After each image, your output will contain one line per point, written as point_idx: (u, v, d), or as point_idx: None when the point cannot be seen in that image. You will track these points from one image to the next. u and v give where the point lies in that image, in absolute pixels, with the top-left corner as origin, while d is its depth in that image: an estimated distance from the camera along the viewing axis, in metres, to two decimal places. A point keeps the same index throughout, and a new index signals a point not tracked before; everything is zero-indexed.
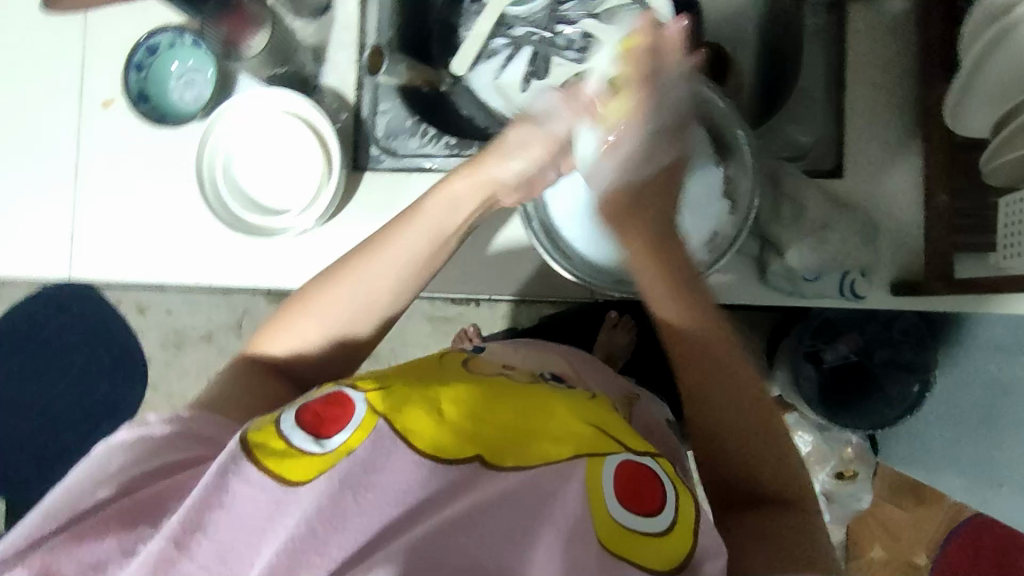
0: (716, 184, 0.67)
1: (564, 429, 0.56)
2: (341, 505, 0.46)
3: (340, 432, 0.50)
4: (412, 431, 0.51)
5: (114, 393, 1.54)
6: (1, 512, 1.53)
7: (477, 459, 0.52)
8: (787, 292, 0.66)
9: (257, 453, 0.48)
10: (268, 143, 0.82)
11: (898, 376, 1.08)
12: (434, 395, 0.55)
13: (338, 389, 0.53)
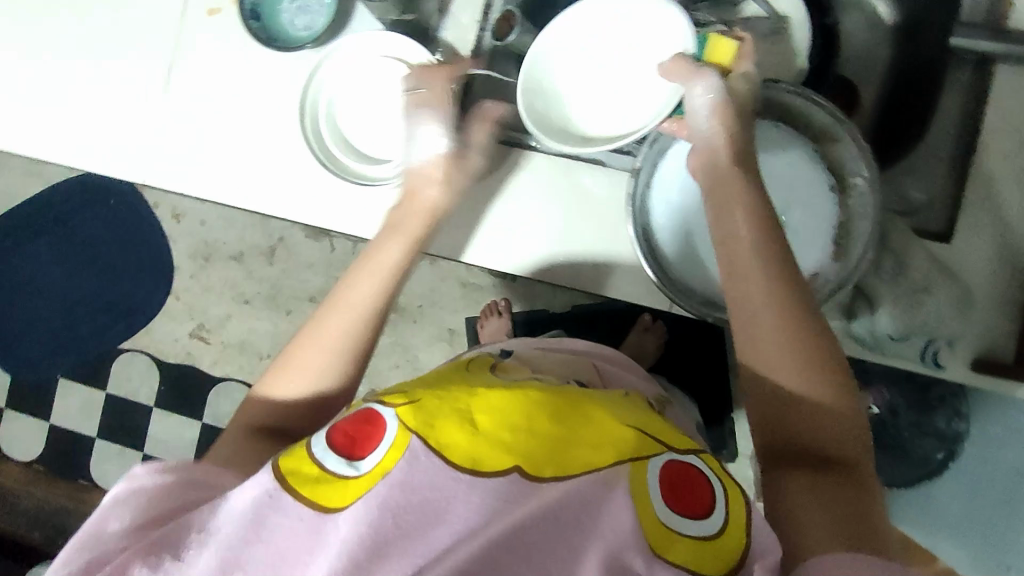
0: (830, 214, 0.62)
1: (603, 437, 0.52)
2: (382, 535, 0.46)
3: (373, 452, 0.50)
4: (447, 445, 0.50)
5: (136, 293, 1.53)
6: (9, 387, 1.56)
7: (516, 469, 0.49)
8: (866, 347, 0.64)
9: (290, 482, 0.49)
10: (365, 86, 0.73)
11: (924, 440, 1.06)
12: (468, 402, 0.53)
13: (365, 408, 0.53)
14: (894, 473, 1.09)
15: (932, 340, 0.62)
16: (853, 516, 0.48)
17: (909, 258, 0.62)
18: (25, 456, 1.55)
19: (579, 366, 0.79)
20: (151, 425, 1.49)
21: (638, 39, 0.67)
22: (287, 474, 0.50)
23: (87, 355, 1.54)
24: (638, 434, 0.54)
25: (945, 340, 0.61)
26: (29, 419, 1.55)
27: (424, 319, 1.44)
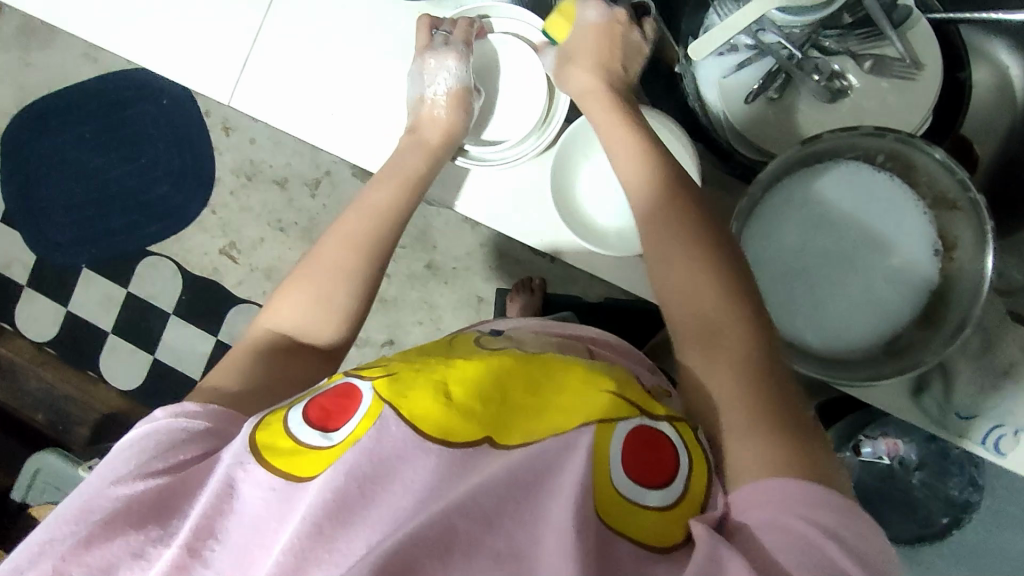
0: (920, 273, 0.59)
1: (566, 402, 0.50)
2: (347, 500, 0.46)
3: (346, 425, 0.50)
4: (420, 415, 0.49)
5: (171, 196, 1.51)
6: (32, 264, 1.55)
7: (485, 441, 0.48)
8: (933, 421, 0.61)
9: (265, 455, 0.49)
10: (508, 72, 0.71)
11: (933, 502, 1.05)
12: (445, 375, 0.51)
13: (344, 381, 0.53)
14: (895, 528, 1.07)
15: (1001, 425, 0.60)
16: (795, 471, 0.45)
17: (999, 340, 0.60)
18: (35, 336, 1.55)
19: (575, 346, 0.71)
20: (166, 330, 1.49)
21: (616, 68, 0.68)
22: (263, 449, 0.50)
23: (114, 250, 1.53)
24: (613, 396, 0.50)
25: (1013, 428, 0.60)
26: (47, 302, 1.54)
27: (455, 281, 1.42)
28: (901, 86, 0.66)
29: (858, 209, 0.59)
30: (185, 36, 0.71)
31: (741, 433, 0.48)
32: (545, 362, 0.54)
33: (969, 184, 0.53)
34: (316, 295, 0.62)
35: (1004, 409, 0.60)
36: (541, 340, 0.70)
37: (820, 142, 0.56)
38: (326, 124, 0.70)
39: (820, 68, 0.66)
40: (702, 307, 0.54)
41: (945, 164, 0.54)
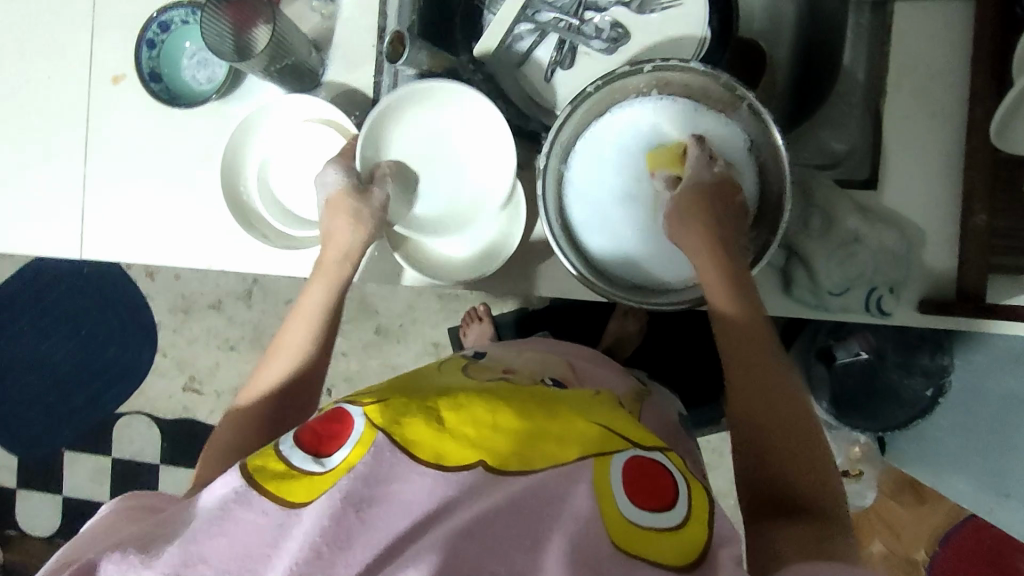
0: (748, 171, 0.58)
1: (558, 428, 0.45)
2: (344, 523, 0.37)
3: (341, 448, 0.41)
4: (415, 441, 0.41)
5: (124, 355, 1.48)
6: (14, 468, 1.52)
7: (480, 463, 0.41)
8: (811, 306, 0.63)
9: (257, 479, 0.40)
10: (302, 153, 0.68)
11: (910, 380, 1.00)
12: (436, 401, 0.44)
13: (335, 407, 0.45)
14: (883, 418, 1.02)
15: (875, 288, 0.61)
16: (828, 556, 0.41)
17: (835, 213, 0.61)
18: (43, 533, 1.50)
19: (553, 359, 0.66)
20: (159, 480, 1.43)
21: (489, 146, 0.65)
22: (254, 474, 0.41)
23: (86, 424, 1.49)
24: (606, 430, 0.47)
25: (886, 286, 0.61)
26: (41, 497, 1.50)
27: (408, 336, 1.40)
28: (669, 16, 0.68)
29: (649, 135, 0.60)
30: (26, 210, 0.73)
31: (803, 564, 0.41)
32: (544, 402, 0.48)
33: (737, 85, 0.54)
34: (281, 360, 0.59)
35: (871, 276, 0.61)
36: (521, 358, 0.64)
37: (617, 75, 0.56)
38: (169, 242, 0.70)
39: (597, 28, 0.70)
40: (782, 425, 0.47)
41: (708, 72, 0.54)
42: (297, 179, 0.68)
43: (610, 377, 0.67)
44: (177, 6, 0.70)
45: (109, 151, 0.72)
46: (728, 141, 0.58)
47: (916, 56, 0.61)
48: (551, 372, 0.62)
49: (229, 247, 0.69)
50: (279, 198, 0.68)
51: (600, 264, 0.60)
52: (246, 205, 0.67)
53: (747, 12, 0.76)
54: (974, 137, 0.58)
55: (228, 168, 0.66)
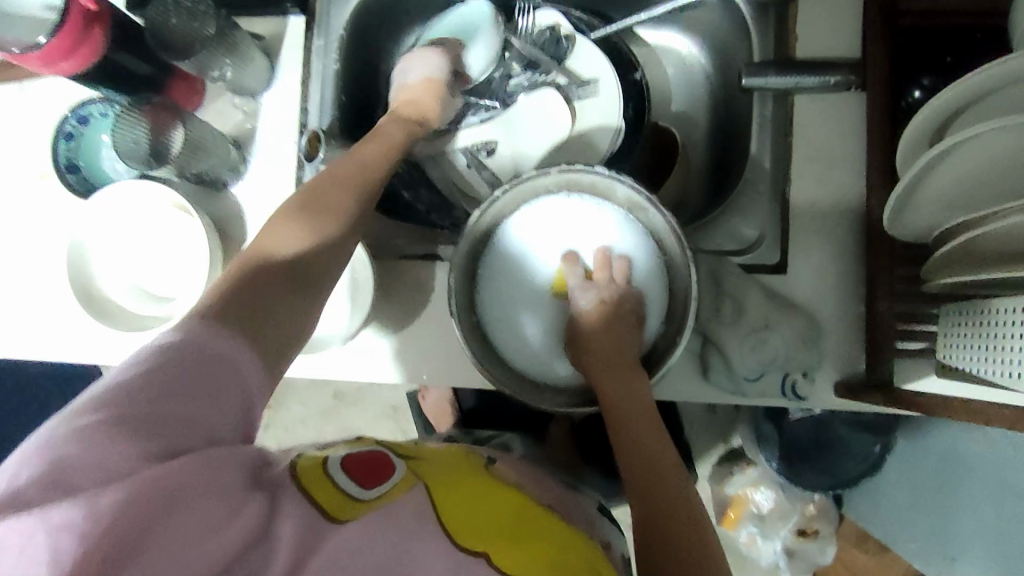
0: (654, 274, 0.60)
1: (556, 555, 0.49)
2: None
3: (378, 486, 0.46)
4: (448, 517, 0.47)
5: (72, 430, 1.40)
6: None
7: (484, 556, 0.45)
8: (730, 392, 0.63)
9: (307, 485, 0.43)
10: (151, 238, 0.67)
11: (862, 436, 1.00)
12: (461, 496, 0.50)
13: (372, 451, 0.50)
14: (839, 473, 1.03)
15: (788, 373, 0.62)
16: None
17: (746, 301, 0.62)
18: None
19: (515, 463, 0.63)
20: None
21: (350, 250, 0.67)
22: (307, 482, 0.43)
23: None
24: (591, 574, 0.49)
25: (800, 371, 0.62)
26: None
27: (366, 401, 1.39)
28: (585, 105, 0.71)
29: (575, 230, 0.61)
30: None
31: None
32: (533, 524, 0.51)
33: (638, 189, 0.55)
34: (303, 216, 0.51)
35: (784, 361, 0.62)
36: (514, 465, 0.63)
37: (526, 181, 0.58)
38: (84, 345, 0.68)
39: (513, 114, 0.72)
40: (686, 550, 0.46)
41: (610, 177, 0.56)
42: (150, 265, 0.68)
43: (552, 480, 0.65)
44: (93, 100, 0.68)
45: (28, 247, 0.70)
46: (649, 246, 0.59)
47: (816, 146, 0.63)
48: (527, 477, 0.61)
49: (135, 344, 0.67)
50: (131, 284, 0.67)
51: (516, 371, 0.60)
52: (99, 297, 0.66)
53: (665, 96, 0.78)
54: (873, 226, 0.60)
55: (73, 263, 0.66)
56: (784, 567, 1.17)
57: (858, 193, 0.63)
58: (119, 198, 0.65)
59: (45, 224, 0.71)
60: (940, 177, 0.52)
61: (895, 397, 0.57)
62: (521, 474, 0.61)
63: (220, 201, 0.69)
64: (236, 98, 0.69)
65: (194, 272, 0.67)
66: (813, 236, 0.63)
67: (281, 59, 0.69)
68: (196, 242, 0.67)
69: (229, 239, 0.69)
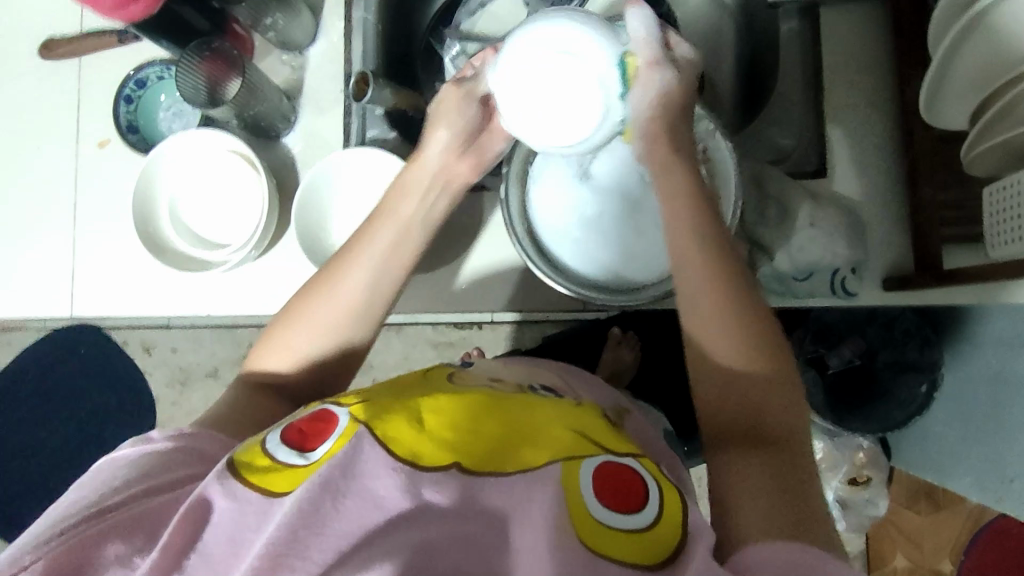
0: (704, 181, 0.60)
1: (535, 433, 0.43)
2: (319, 509, 0.35)
3: (324, 443, 0.40)
4: (393, 438, 0.39)
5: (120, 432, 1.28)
6: None
7: (454, 465, 0.39)
8: (778, 295, 0.65)
9: (242, 471, 0.39)
10: (210, 187, 0.71)
11: (907, 377, 0.99)
12: (417, 403, 0.43)
13: (321, 407, 0.44)
14: (884, 419, 1.00)
15: (837, 270, 0.63)
16: (784, 500, 0.40)
17: (790, 201, 0.64)
18: None
19: (544, 370, 0.63)
20: None
21: (379, 187, 0.69)
22: (242, 466, 0.40)
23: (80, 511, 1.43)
24: (581, 435, 0.44)
25: (849, 267, 0.63)
26: None
27: None
28: None
29: None
30: (17, 274, 0.76)
31: (757, 519, 0.39)
32: (517, 407, 0.46)
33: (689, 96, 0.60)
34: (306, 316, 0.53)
35: (831, 258, 0.63)
36: (511, 367, 0.62)
37: None
38: (154, 294, 0.72)
39: None
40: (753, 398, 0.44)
41: None
42: (207, 211, 0.71)
43: (600, 392, 0.64)
44: (151, 63, 0.73)
45: (96, 209, 0.74)
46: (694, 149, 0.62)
47: (844, 53, 0.66)
48: (539, 381, 0.59)
49: (201, 284, 0.71)
50: (191, 231, 0.70)
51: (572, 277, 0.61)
52: (163, 244, 0.69)
53: None
54: (908, 119, 0.62)
55: (137, 210, 0.68)
56: (839, 523, 1.14)
57: (888, 94, 0.65)
58: (180, 148, 0.69)
59: (110, 187, 0.74)
60: (973, 47, 0.53)
61: (947, 277, 0.57)
62: (529, 381, 0.60)
63: (273, 151, 0.72)
64: (284, 54, 0.73)
65: (250, 216, 0.70)
66: (848, 137, 0.65)
67: (325, 15, 0.73)
68: (249, 186, 0.70)
69: (284, 186, 0.72)
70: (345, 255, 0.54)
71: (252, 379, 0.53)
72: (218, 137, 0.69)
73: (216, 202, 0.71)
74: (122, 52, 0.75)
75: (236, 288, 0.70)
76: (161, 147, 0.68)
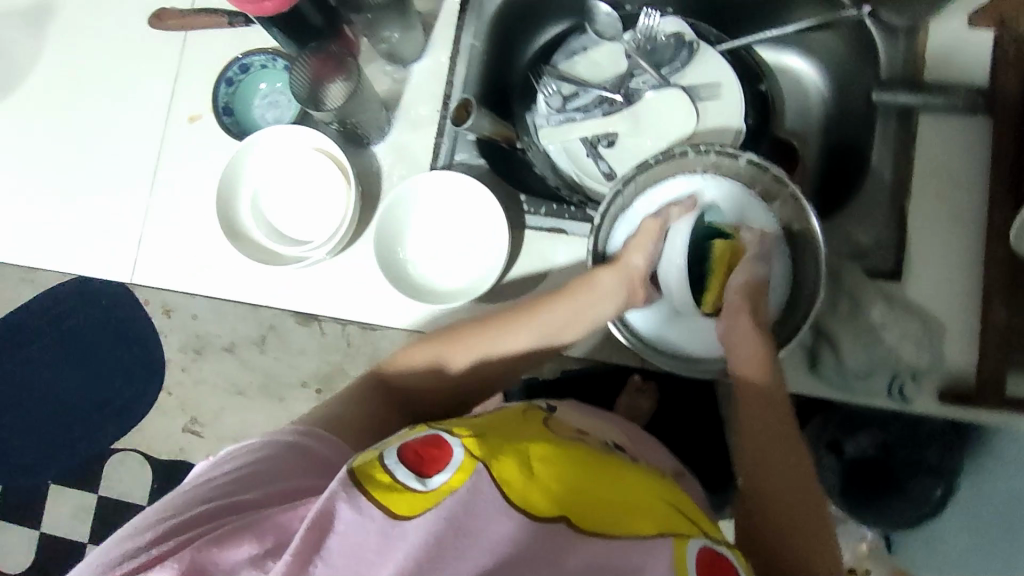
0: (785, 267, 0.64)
1: (636, 501, 0.44)
2: (445, 547, 0.37)
3: (444, 473, 0.41)
4: (509, 481, 0.41)
5: (126, 392, 1.18)
6: None
7: (562, 519, 0.40)
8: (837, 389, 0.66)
9: (365, 482, 0.40)
10: (296, 182, 0.72)
11: (919, 479, 0.95)
12: (526, 451, 0.44)
13: (433, 434, 0.44)
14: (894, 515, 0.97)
15: (897, 375, 0.64)
16: None
17: (863, 299, 0.65)
18: None
19: (610, 426, 0.64)
20: None
21: (461, 211, 0.70)
22: (363, 475, 0.40)
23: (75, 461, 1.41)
24: (677, 513, 0.45)
25: (908, 373, 0.64)
26: None
27: None
28: (709, 106, 0.75)
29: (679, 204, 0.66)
30: (86, 230, 0.76)
31: None
32: (615, 471, 0.47)
33: (781, 175, 0.61)
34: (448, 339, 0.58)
35: (896, 363, 0.64)
36: (582, 418, 0.62)
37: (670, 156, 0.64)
38: (221, 276, 0.73)
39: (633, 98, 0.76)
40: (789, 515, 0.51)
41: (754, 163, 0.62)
42: (288, 205, 0.71)
43: (661, 456, 0.65)
44: (259, 52, 0.74)
45: (176, 180, 0.75)
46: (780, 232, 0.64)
47: (937, 164, 0.67)
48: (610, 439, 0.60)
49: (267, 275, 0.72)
50: (270, 221, 0.71)
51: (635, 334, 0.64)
52: (244, 235, 0.71)
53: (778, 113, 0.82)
54: (993, 242, 0.63)
55: (222, 200, 0.70)
56: None
57: (975, 212, 0.66)
58: (271, 143, 0.71)
59: (194, 164, 0.75)
60: None
61: None
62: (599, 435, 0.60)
63: (362, 157, 0.73)
64: (389, 65, 0.74)
65: (329, 216, 0.71)
66: (929, 247, 0.66)
67: (435, 34, 0.74)
68: (332, 185, 0.71)
69: (366, 194, 0.73)
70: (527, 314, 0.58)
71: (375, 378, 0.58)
72: (313, 136, 0.70)
73: (298, 197, 0.71)
74: (228, 34, 0.76)
75: (304, 285, 0.71)
76: (252, 140, 0.70)
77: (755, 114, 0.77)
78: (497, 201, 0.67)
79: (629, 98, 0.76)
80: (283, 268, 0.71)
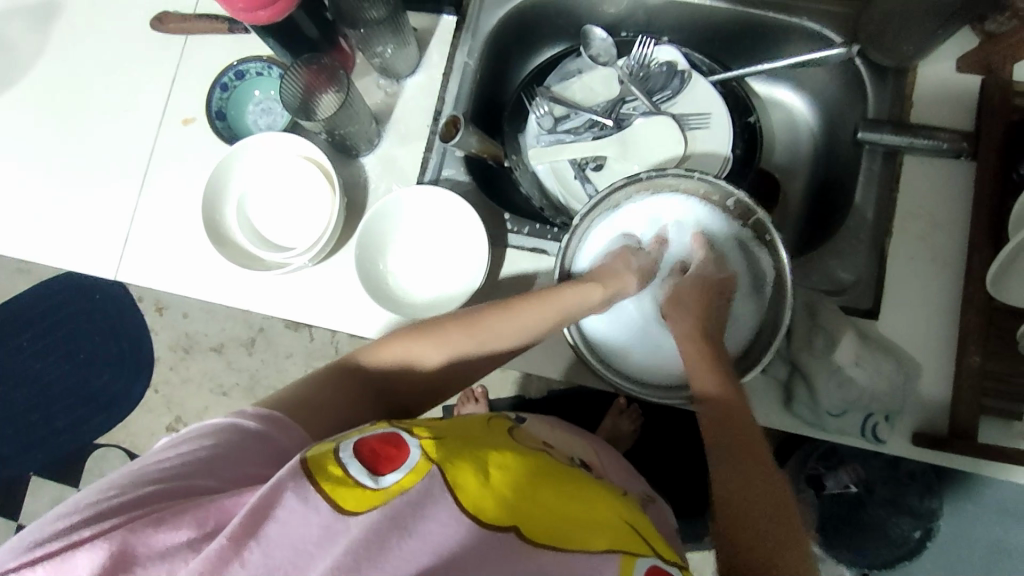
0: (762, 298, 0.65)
1: (594, 516, 0.44)
2: (383, 545, 0.36)
3: (397, 472, 0.40)
4: (461, 485, 0.40)
5: (114, 384, 1.17)
6: None
7: (513, 529, 0.40)
8: (809, 424, 0.65)
9: (315, 475, 0.39)
10: (282, 188, 0.72)
11: (900, 519, 0.93)
12: (484, 456, 0.44)
13: (392, 430, 0.44)
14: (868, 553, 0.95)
15: (871, 414, 0.64)
16: None
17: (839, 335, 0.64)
18: None
19: (582, 443, 0.64)
20: None
21: (447, 225, 0.70)
22: (314, 468, 0.40)
23: None
24: (633, 531, 0.45)
25: (882, 414, 0.64)
26: None
27: None
28: (697, 135, 0.76)
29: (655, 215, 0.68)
30: (74, 224, 0.77)
31: None
32: (575, 485, 0.47)
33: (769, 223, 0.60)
34: (433, 331, 0.55)
35: (868, 401, 0.63)
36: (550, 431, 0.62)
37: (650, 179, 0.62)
38: (202, 277, 0.73)
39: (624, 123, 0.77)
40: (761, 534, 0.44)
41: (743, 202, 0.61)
42: (273, 211, 0.72)
43: (633, 479, 0.65)
44: (255, 59, 0.75)
45: (166, 180, 0.76)
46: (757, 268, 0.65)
47: (919, 205, 0.67)
48: (579, 455, 0.60)
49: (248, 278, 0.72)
50: (254, 226, 0.72)
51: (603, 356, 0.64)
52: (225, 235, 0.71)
53: (768, 146, 0.83)
54: (971, 285, 0.62)
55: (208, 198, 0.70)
56: None
57: (955, 255, 0.66)
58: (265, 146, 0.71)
59: (185, 165, 0.76)
60: None
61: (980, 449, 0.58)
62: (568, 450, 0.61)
63: (350, 168, 0.74)
64: (382, 79, 0.75)
65: (313, 225, 0.71)
66: (908, 287, 0.66)
67: (429, 52, 0.75)
68: (321, 197, 0.71)
69: (351, 203, 0.73)
70: (509, 312, 0.56)
71: (352, 368, 0.54)
72: (304, 145, 0.71)
73: (285, 204, 0.72)
74: (227, 40, 0.77)
75: (283, 290, 0.71)
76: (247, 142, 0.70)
77: (747, 141, 0.77)
78: (479, 217, 0.68)
79: (619, 123, 0.76)
80: (263, 272, 0.71)
